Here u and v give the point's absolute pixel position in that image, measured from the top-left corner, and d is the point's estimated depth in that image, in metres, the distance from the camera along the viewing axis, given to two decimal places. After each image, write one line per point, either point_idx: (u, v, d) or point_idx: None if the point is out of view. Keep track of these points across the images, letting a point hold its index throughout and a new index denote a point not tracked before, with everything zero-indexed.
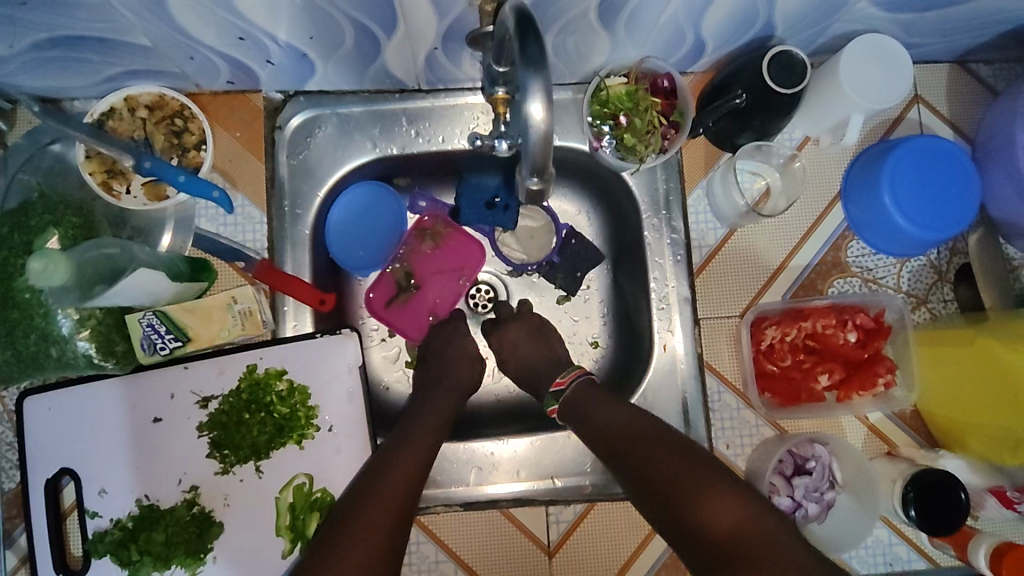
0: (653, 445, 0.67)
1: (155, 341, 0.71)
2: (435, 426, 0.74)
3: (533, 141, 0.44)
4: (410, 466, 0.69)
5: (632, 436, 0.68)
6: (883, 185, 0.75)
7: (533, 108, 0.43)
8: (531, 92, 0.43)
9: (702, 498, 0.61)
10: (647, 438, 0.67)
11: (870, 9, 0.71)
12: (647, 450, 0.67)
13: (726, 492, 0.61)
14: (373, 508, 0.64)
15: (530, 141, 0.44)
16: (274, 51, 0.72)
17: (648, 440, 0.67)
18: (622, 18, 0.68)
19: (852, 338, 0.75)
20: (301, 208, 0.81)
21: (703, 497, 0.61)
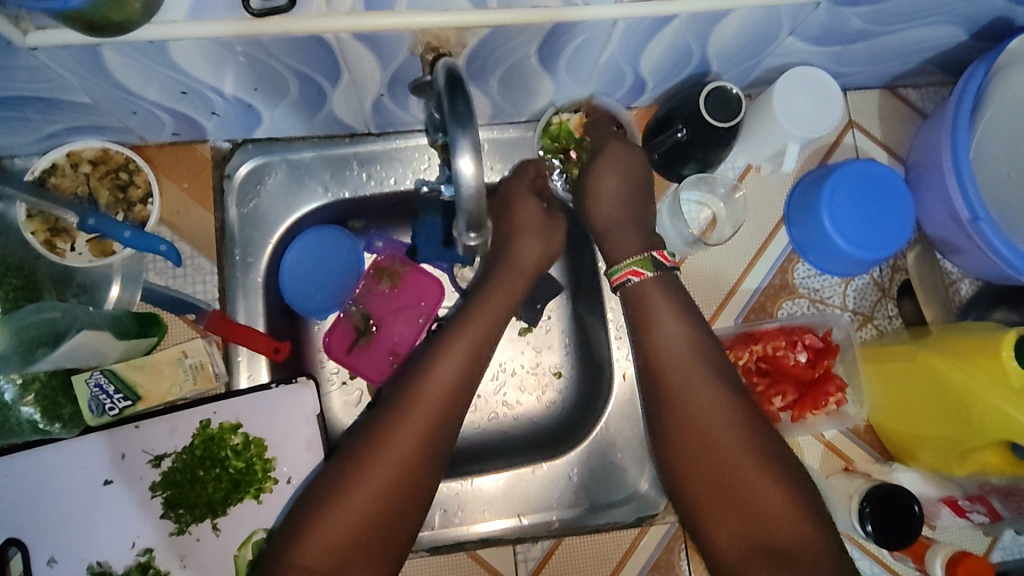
0: (722, 427, 0.63)
1: (104, 402, 0.69)
2: None
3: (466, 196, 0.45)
4: (411, 416, 0.65)
5: (698, 410, 0.65)
6: (822, 209, 0.78)
7: (463, 165, 0.44)
8: (462, 150, 0.44)
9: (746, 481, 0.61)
10: (714, 411, 0.64)
11: (798, 44, 0.75)
12: (714, 428, 0.64)
13: (791, 502, 0.60)
14: (377, 454, 0.63)
15: (463, 196, 0.45)
16: (220, 103, 0.72)
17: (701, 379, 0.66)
18: (564, 60, 0.70)
19: (802, 358, 0.76)
20: (253, 256, 0.81)
21: (761, 495, 0.61)
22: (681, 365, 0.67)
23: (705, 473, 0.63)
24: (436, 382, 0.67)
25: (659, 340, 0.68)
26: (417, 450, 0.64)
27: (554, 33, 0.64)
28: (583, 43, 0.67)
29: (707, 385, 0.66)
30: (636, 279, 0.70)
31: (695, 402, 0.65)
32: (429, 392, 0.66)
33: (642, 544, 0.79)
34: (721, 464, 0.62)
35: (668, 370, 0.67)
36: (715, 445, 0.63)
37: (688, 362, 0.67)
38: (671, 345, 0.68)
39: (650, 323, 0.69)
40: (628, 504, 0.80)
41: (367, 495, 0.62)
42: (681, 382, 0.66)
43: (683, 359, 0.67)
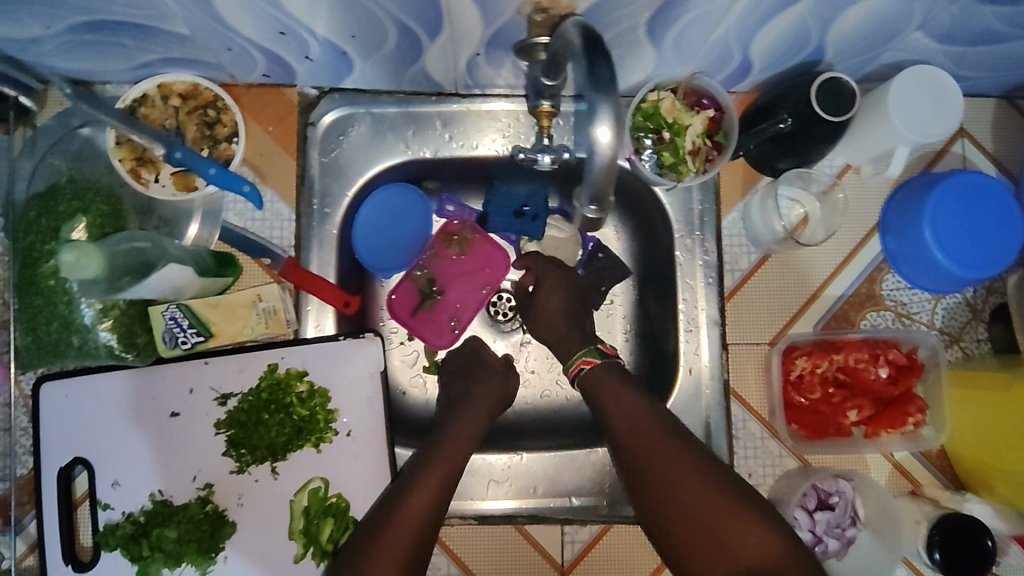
0: (678, 470, 0.65)
1: (177, 335, 0.70)
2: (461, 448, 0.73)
3: (597, 165, 0.43)
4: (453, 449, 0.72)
5: (655, 452, 0.67)
6: (924, 219, 0.73)
7: (600, 132, 0.42)
8: (601, 119, 0.42)
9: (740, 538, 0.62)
10: (669, 455, 0.66)
11: (924, 40, 0.70)
12: (685, 491, 0.64)
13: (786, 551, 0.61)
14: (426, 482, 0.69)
15: (592, 167, 0.44)
16: (314, 47, 0.70)
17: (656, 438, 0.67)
18: (672, 35, 0.67)
19: (883, 374, 0.73)
20: (330, 207, 0.80)
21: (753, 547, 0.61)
22: (622, 411, 0.69)
23: (678, 519, 0.64)
24: (453, 455, 0.72)
25: (605, 390, 0.71)
26: (428, 513, 0.67)
27: (669, 4, 0.61)
28: (697, 18, 0.63)
29: (656, 428, 0.68)
30: (587, 368, 0.74)
31: (649, 452, 0.67)
32: (448, 459, 0.71)
33: None
34: (692, 507, 0.64)
35: (636, 444, 0.68)
36: (675, 495, 0.65)
37: (636, 406, 0.70)
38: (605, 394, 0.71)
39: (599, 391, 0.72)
40: None
41: (391, 551, 0.64)
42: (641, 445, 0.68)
43: (643, 423, 0.68)
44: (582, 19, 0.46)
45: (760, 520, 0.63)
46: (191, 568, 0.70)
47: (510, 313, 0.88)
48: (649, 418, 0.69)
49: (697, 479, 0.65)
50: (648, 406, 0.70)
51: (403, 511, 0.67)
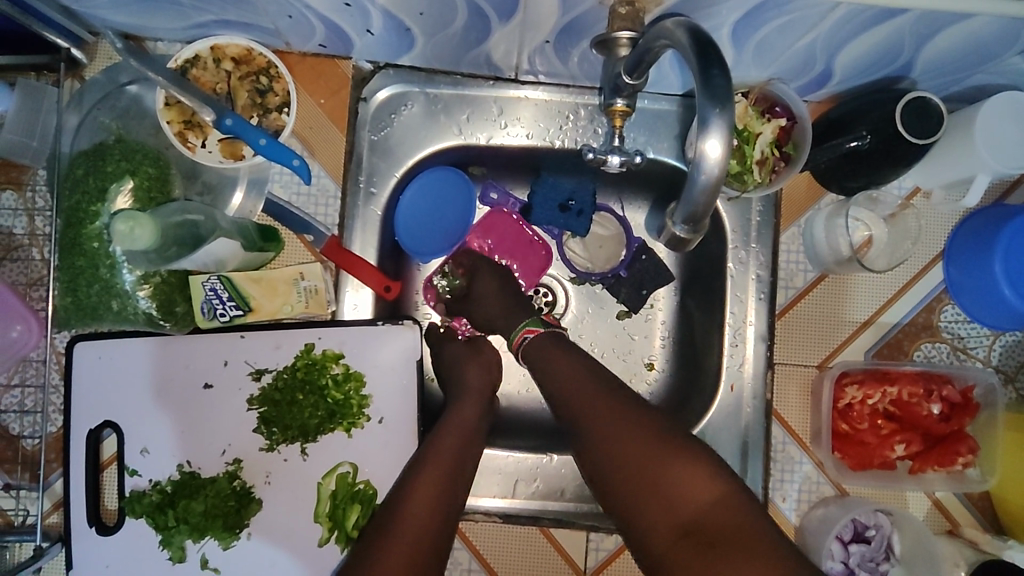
0: (604, 410, 0.64)
1: (216, 306, 0.69)
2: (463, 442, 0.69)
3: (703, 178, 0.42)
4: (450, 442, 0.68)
5: (581, 397, 0.65)
6: (996, 251, 0.70)
7: (709, 146, 0.41)
8: (713, 131, 0.40)
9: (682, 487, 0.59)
10: (595, 399, 0.65)
11: (1021, 66, 0.66)
12: (620, 441, 0.62)
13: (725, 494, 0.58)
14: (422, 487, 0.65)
15: (696, 184, 0.43)
16: (376, 20, 0.67)
17: (591, 390, 0.66)
18: (755, 39, 0.64)
19: (936, 411, 0.71)
20: (376, 187, 0.78)
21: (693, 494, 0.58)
22: (551, 362, 0.69)
23: (607, 460, 0.63)
24: (450, 445, 0.68)
25: (547, 351, 0.70)
26: (440, 507, 0.64)
27: (762, 6, 0.57)
28: (786, 23, 0.60)
29: (592, 382, 0.66)
30: (531, 336, 0.74)
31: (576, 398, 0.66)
32: (439, 447, 0.68)
33: None
34: (617, 443, 0.62)
35: (574, 399, 0.66)
36: (612, 446, 0.62)
37: (565, 361, 0.69)
38: (539, 350, 0.71)
39: (542, 356, 0.70)
40: None
41: (404, 547, 0.61)
42: (577, 401, 0.66)
43: (580, 378, 0.67)
44: (691, 24, 0.44)
45: (688, 455, 0.60)
46: (214, 542, 0.69)
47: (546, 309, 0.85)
48: (578, 364, 0.68)
49: (621, 420, 0.63)
50: (585, 363, 0.68)
51: (411, 505, 0.63)
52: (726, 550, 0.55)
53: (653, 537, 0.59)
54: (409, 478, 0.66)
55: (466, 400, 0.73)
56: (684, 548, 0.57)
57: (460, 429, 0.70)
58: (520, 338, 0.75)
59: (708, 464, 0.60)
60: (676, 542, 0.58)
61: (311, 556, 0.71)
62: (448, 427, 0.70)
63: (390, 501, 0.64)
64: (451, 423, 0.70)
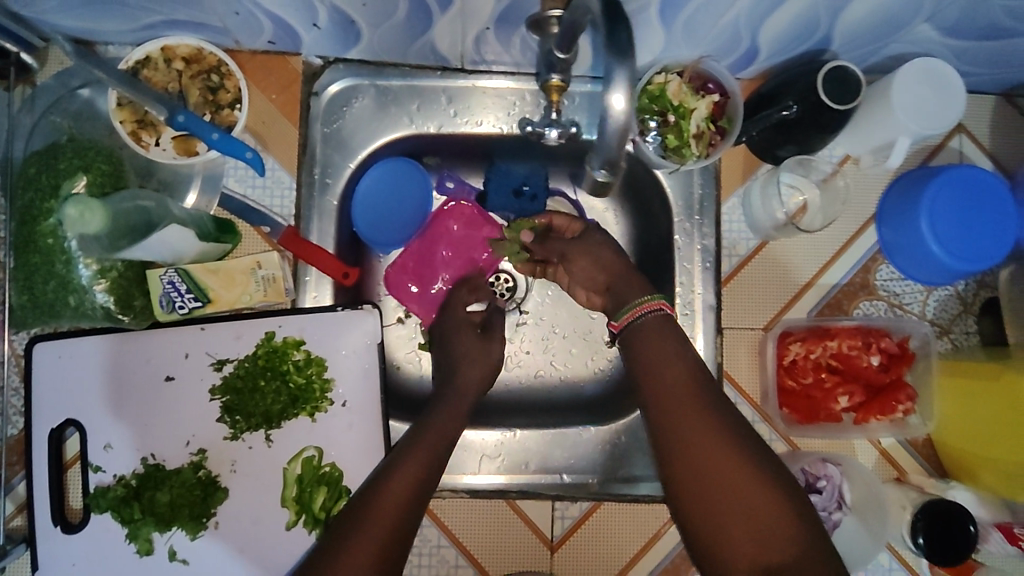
0: (709, 429, 0.61)
1: (174, 299, 0.70)
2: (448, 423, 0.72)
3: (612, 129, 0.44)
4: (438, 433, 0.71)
5: (688, 410, 0.62)
6: (922, 212, 0.75)
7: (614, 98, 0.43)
8: (617, 83, 0.43)
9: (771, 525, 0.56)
10: (689, 402, 0.63)
11: (929, 33, 0.71)
12: (721, 464, 0.59)
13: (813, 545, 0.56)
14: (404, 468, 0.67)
15: (608, 133, 0.45)
16: (323, 14, 0.70)
17: (698, 406, 0.62)
18: (682, 17, 0.67)
19: (875, 361, 0.74)
20: (331, 178, 0.80)
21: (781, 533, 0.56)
22: (655, 350, 0.66)
23: (686, 462, 0.60)
24: (441, 431, 0.71)
25: (655, 350, 0.66)
26: (423, 485, 0.67)
27: None
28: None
29: (702, 402, 0.62)
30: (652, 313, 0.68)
31: (671, 395, 0.63)
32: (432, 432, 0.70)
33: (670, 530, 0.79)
34: (715, 467, 0.59)
35: (680, 412, 0.62)
36: (707, 468, 0.59)
37: (669, 354, 0.66)
38: (641, 333, 0.68)
39: (655, 353, 0.66)
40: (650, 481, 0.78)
41: (388, 516, 0.63)
42: (683, 412, 0.62)
43: (689, 394, 0.63)
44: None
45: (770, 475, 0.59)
46: (182, 532, 0.70)
47: (507, 294, 0.88)
48: (690, 374, 0.64)
49: (714, 427, 0.61)
50: (697, 380, 0.64)
51: (397, 479, 0.66)
52: None
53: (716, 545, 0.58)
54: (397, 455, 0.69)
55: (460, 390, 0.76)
56: None
57: (452, 416, 0.73)
58: (640, 307, 0.69)
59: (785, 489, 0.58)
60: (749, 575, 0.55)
61: (278, 541, 0.71)
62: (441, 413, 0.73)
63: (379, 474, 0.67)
64: (445, 411, 0.73)
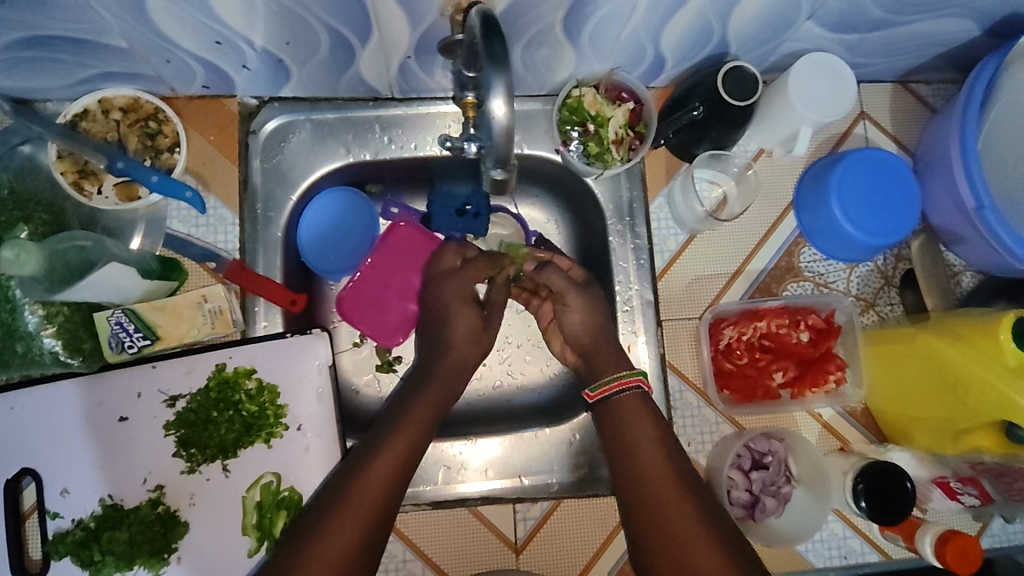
0: (668, 494, 0.66)
1: (123, 339, 0.71)
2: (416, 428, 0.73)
3: (496, 134, 0.48)
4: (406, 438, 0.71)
5: (650, 475, 0.67)
6: (832, 196, 0.80)
7: (494, 105, 0.46)
8: (496, 91, 0.46)
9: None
10: (657, 468, 0.68)
11: (816, 30, 0.77)
12: (679, 527, 0.63)
13: None
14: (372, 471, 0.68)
15: (494, 133, 0.48)
16: (251, 56, 0.74)
17: (660, 470, 0.68)
18: (587, 31, 0.73)
19: (804, 337, 0.79)
20: (273, 211, 0.83)
21: None
22: (628, 427, 0.72)
23: (649, 535, 0.64)
24: (403, 441, 0.71)
25: (623, 415, 0.73)
26: (386, 496, 0.67)
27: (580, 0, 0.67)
28: (607, 14, 0.69)
29: (663, 470, 0.68)
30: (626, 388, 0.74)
31: (641, 473, 0.68)
32: (392, 441, 0.70)
33: None
34: (671, 531, 0.63)
35: (644, 477, 0.67)
36: (666, 532, 0.63)
37: (642, 432, 0.71)
38: (616, 407, 0.73)
39: (620, 422, 0.73)
40: None
41: (350, 525, 0.64)
42: (643, 475, 0.68)
43: (646, 461, 0.69)
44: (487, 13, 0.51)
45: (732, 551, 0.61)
46: (144, 571, 0.70)
47: None
48: (655, 442, 0.70)
49: (682, 496, 0.65)
50: (660, 445, 0.70)
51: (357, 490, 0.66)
52: None
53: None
54: (355, 464, 0.68)
55: (423, 397, 0.76)
56: None
57: (416, 427, 0.73)
58: (616, 382, 0.74)
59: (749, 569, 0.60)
60: None
61: (242, 569, 0.72)
62: (406, 421, 0.73)
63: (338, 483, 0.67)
64: (409, 421, 0.73)
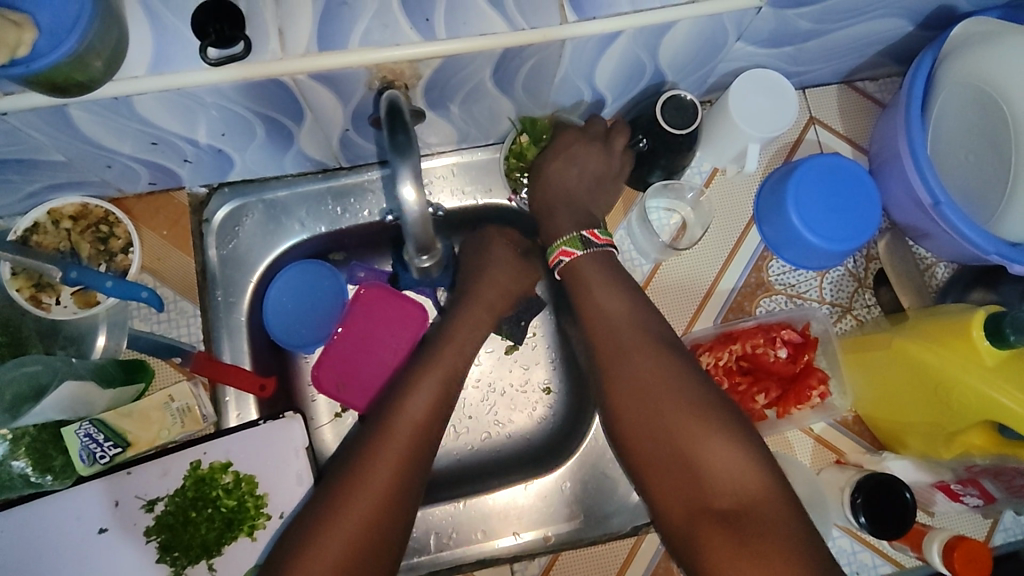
0: (633, 351, 0.68)
1: (94, 450, 0.70)
2: (415, 428, 0.68)
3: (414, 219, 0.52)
4: (405, 434, 0.68)
5: (613, 339, 0.70)
6: (789, 206, 0.80)
7: (409, 191, 0.50)
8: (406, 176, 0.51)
9: (698, 442, 0.62)
10: (626, 332, 0.70)
11: (748, 49, 0.77)
12: (649, 392, 0.66)
13: (734, 455, 0.61)
14: (371, 475, 0.65)
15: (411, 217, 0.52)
16: (190, 150, 0.74)
17: (628, 330, 0.70)
18: (519, 81, 0.73)
19: (782, 354, 0.77)
20: (234, 296, 0.83)
21: (704, 453, 0.62)
22: (620, 335, 0.70)
23: (648, 440, 0.65)
24: (397, 442, 0.67)
25: (589, 280, 0.73)
26: (388, 495, 0.64)
27: (505, 57, 0.67)
28: (536, 65, 0.70)
29: (629, 332, 0.69)
30: (567, 259, 0.74)
31: (637, 376, 0.67)
32: (380, 457, 0.66)
33: (642, 550, 0.82)
34: (640, 391, 0.66)
35: (609, 347, 0.69)
36: (638, 397, 0.66)
37: (631, 335, 0.69)
38: (605, 320, 0.71)
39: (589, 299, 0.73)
40: (624, 513, 0.83)
41: (346, 535, 0.62)
42: (610, 346, 0.69)
43: (616, 331, 0.70)
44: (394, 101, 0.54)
45: (734, 434, 0.63)
46: None
47: None
48: (618, 306, 0.71)
49: (648, 351, 0.68)
50: (624, 307, 0.71)
51: (354, 492, 0.64)
52: (735, 520, 0.58)
53: (674, 518, 0.62)
54: (338, 490, 0.64)
55: (419, 380, 0.72)
56: (698, 516, 0.61)
57: (412, 421, 0.69)
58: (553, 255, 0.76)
59: (754, 450, 0.62)
60: (688, 506, 0.61)
61: None
62: (400, 422, 0.68)
63: (314, 514, 0.64)
64: (403, 416, 0.69)
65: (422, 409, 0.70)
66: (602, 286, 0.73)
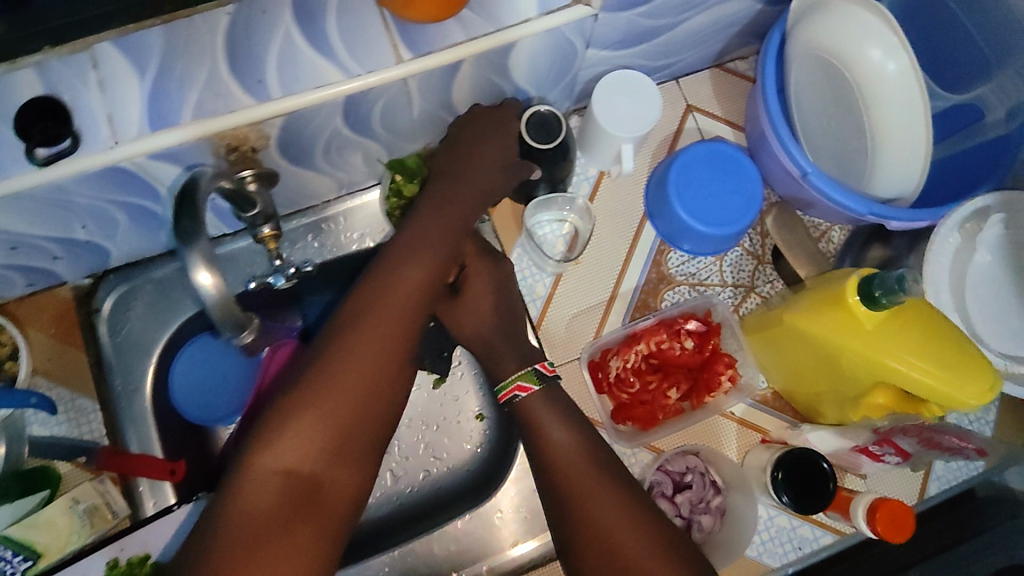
0: (589, 488, 0.66)
1: (3, 567, 0.69)
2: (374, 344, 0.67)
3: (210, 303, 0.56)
4: (359, 357, 0.66)
5: (571, 474, 0.67)
6: (673, 200, 0.80)
7: (200, 278, 0.55)
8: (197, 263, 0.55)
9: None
10: (580, 467, 0.67)
11: (601, 54, 0.77)
12: (612, 529, 0.64)
13: None
14: (320, 393, 0.64)
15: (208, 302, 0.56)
16: (54, 247, 0.72)
17: (588, 468, 0.67)
18: (376, 123, 0.72)
19: (688, 345, 0.78)
20: (134, 383, 0.80)
21: None
22: (576, 475, 0.67)
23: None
24: (351, 364, 0.65)
25: (540, 419, 0.70)
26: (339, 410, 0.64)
27: (350, 103, 0.66)
28: (385, 105, 0.69)
29: (589, 470, 0.67)
30: (523, 394, 0.72)
31: (597, 513, 0.65)
32: (332, 377, 0.65)
33: None
34: (602, 530, 0.64)
35: (561, 486, 0.67)
36: (599, 533, 0.64)
37: (590, 469, 0.67)
38: (566, 465, 0.68)
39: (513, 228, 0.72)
40: None
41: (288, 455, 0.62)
42: (566, 476, 0.67)
43: (569, 458, 0.68)
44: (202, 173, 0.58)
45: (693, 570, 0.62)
46: None
47: None
48: (572, 444, 0.69)
49: (606, 487, 0.66)
50: (575, 439, 0.69)
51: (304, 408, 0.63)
52: None
53: None
54: (282, 403, 0.64)
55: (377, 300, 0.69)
56: None
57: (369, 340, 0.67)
58: (508, 391, 0.73)
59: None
60: None
61: None
62: (357, 342, 0.67)
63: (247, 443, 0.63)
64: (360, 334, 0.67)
65: (377, 327, 0.67)
66: (555, 423, 0.70)
